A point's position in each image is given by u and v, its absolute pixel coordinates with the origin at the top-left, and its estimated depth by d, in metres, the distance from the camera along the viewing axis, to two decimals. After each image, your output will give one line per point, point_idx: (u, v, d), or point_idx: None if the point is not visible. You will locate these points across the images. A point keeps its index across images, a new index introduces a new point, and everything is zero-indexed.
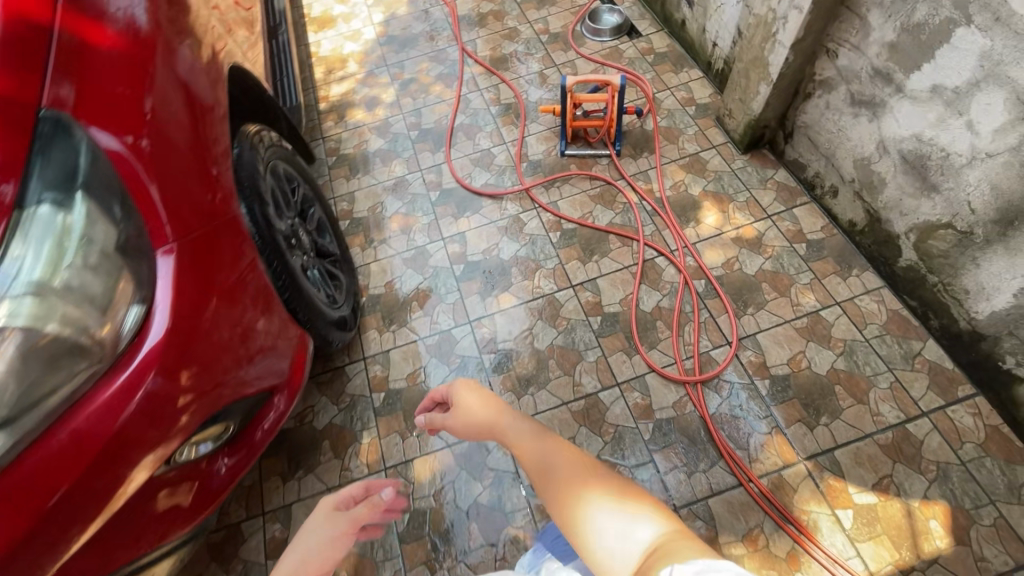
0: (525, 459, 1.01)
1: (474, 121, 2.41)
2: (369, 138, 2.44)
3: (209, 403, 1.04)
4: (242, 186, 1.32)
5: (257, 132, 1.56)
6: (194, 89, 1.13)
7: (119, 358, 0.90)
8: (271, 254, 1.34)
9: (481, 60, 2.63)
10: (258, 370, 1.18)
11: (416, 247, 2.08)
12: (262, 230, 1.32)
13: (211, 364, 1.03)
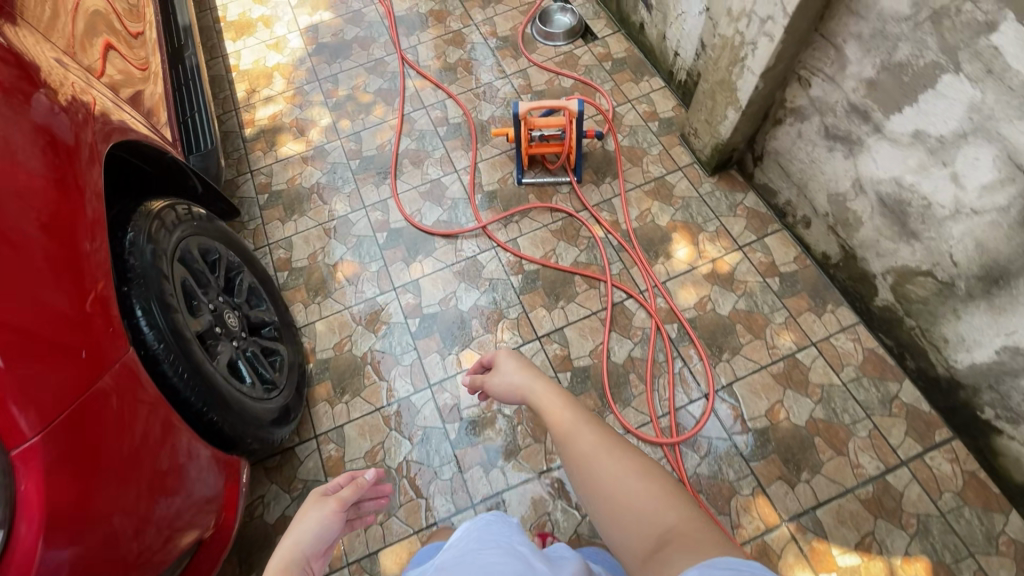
0: (557, 424, 1.03)
1: (421, 146, 2.20)
2: (304, 169, 2.18)
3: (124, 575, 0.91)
4: (140, 290, 1.11)
5: (161, 210, 1.33)
6: (48, 197, 0.97)
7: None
8: (188, 373, 1.15)
9: (424, 71, 2.38)
10: (182, 514, 1.05)
11: (365, 300, 1.89)
12: (173, 348, 1.13)
13: (121, 516, 0.91)
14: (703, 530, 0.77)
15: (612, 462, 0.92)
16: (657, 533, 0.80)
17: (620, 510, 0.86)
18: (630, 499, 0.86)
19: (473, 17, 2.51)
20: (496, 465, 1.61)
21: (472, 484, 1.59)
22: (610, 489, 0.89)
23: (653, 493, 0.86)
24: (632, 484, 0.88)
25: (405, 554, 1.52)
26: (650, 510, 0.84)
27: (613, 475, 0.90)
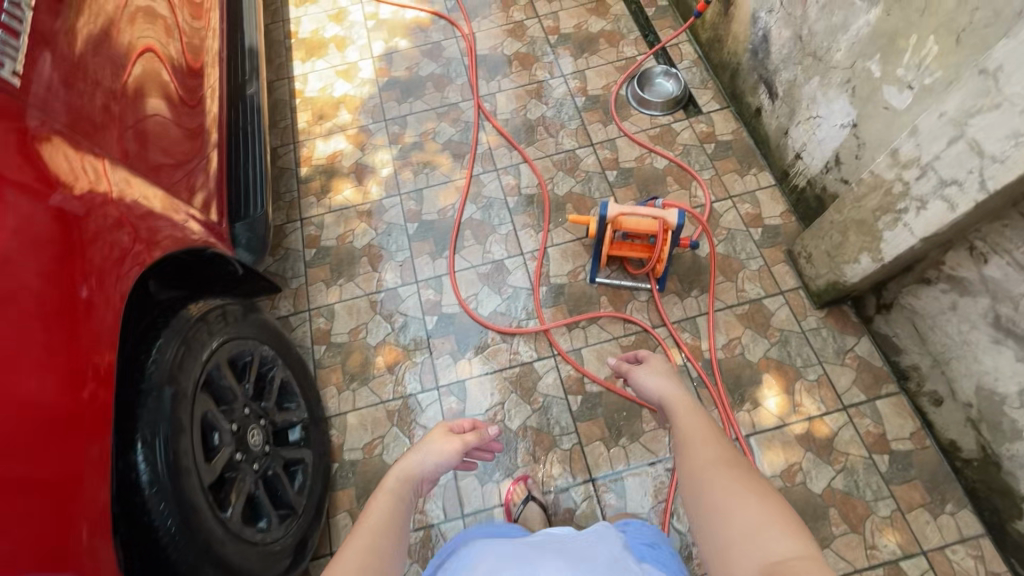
0: (686, 436, 1.02)
1: (487, 217, 1.98)
2: (358, 226, 2.01)
3: None
4: (149, 425, 0.98)
5: (196, 314, 1.19)
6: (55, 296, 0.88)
7: None
8: (180, 528, 0.99)
9: (500, 126, 2.15)
10: None
11: (404, 395, 1.71)
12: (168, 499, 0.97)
13: None
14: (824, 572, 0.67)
15: (738, 485, 0.84)
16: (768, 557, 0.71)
17: (731, 524, 0.78)
18: (743, 519, 0.78)
19: (562, 68, 2.25)
20: None
21: None
22: (728, 503, 0.82)
23: (770, 522, 0.76)
24: (745, 506, 0.80)
25: None
26: (759, 532, 0.75)
27: (730, 494, 0.83)
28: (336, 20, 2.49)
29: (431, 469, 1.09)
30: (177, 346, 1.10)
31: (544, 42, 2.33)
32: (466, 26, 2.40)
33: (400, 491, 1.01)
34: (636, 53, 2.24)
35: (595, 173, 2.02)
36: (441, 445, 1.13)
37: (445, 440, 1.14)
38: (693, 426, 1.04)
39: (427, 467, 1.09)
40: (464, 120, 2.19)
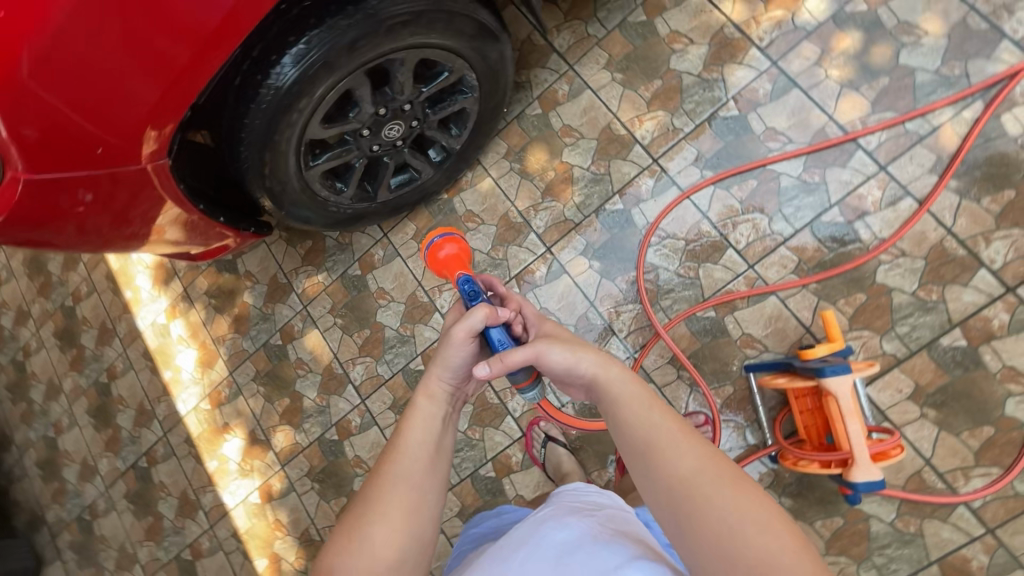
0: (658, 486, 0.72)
1: (787, 195, 1.40)
2: (699, 44, 1.49)
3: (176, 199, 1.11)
4: (324, 33, 1.00)
5: None
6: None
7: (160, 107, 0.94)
8: (278, 111, 1.07)
9: (975, 131, 1.28)
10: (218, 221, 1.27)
11: (525, 219, 1.60)
12: (297, 89, 1.05)
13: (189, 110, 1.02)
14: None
15: (598, 355, 0.81)
16: (687, 494, 0.68)
17: (700, 495, 0.67)
18: (664, 456, 0.71)
19: None
20: (396, 414, 1.68)
21: (375, 395, 1.71)
22: (629, 406, 0.76)
23: (792, 550, 0.63)
24: (765, 513, 0.65)
25: (317, 350, 1.78)
26: (794, 539, 0.64)
27: (726, 495, 0.66)
28: None
29: (453, 364, 0.86)
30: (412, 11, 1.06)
31: None
32: None
33: (435, 407, 0.87)
34: None
35: (944, 315, 1.27)
36: (449, 337, 0.85)
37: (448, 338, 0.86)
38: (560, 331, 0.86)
39: (452, 371, 0.87)
40: (966, 73, 1.31)
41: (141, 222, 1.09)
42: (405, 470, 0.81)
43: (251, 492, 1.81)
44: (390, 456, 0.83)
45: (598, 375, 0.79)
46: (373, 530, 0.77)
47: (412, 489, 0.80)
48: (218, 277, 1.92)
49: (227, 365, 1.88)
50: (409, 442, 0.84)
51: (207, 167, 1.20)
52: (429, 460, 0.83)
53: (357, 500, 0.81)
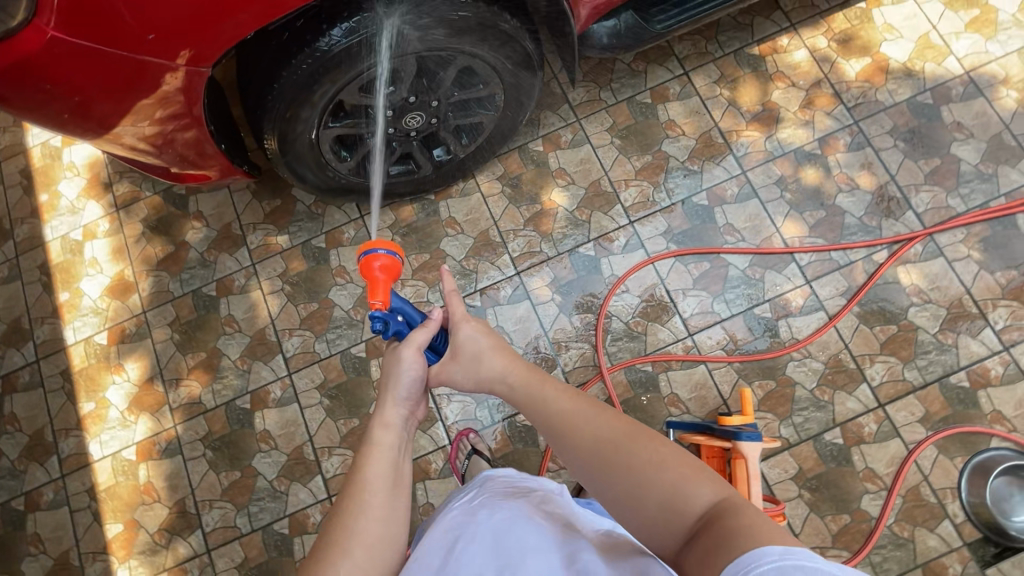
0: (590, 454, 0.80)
1: (731, 283, 1.61)
2: (690, 136, 1.71)
3: (160, 116, 1.10)
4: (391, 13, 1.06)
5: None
6: None
7: (191, 31, 0.97)
8: (321, 69, 1.09)
9: (878, 273, 1.57)
10: (187, 156, 1.24)
11: (503, 240, 1.68)
12: (345, 54, 1.08)
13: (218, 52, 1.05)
14: (763, 521, 0.65)
15: (506, 358, 0.93)
16: (598, 459, 0.79)
17: (609, 458, 0.78)
18: (572, 431, 0.83)
19: (1015, 347, 1.51)
20: (322, 396, 1.62)
21: (304, 371, 1.63)
22: (535, 396, 0.89)
23: (686, 477, 0.74)
24: (660, 454, 0.76)
25: (254, 312, 1.69)
26: (692, 468, 0.75)
27: (628, 450, 0.78)
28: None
29: (404, 384, 0.90)
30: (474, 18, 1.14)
31: None
32: None
33: (391, 435, 0.87)
34: None
35: (831, 415, 1.50)
36: (397, 355, 0.91)
37: (394, 355, 0.91)
38: (472, 336, 0.95)
39: (403, 397, 0.90)
40: (882, 226, 1.61)
41: (120, 117, 1.07)
42: (366, 504, 0.80)
43: (127, 446, 1.62)
44: (351, 492, 0.82)
45: (504, 377, 0.92)
46: (342, 567, 0.76)
47: (374, 522, 0.80)
48: (161, 209, 1.78)
49: (143, 302, 1.72)
50: (369, 476, 0.83)
51: (214, 98, 1.19)
52: (388, 493, 0.82)
53: (321, 537, 0.80)
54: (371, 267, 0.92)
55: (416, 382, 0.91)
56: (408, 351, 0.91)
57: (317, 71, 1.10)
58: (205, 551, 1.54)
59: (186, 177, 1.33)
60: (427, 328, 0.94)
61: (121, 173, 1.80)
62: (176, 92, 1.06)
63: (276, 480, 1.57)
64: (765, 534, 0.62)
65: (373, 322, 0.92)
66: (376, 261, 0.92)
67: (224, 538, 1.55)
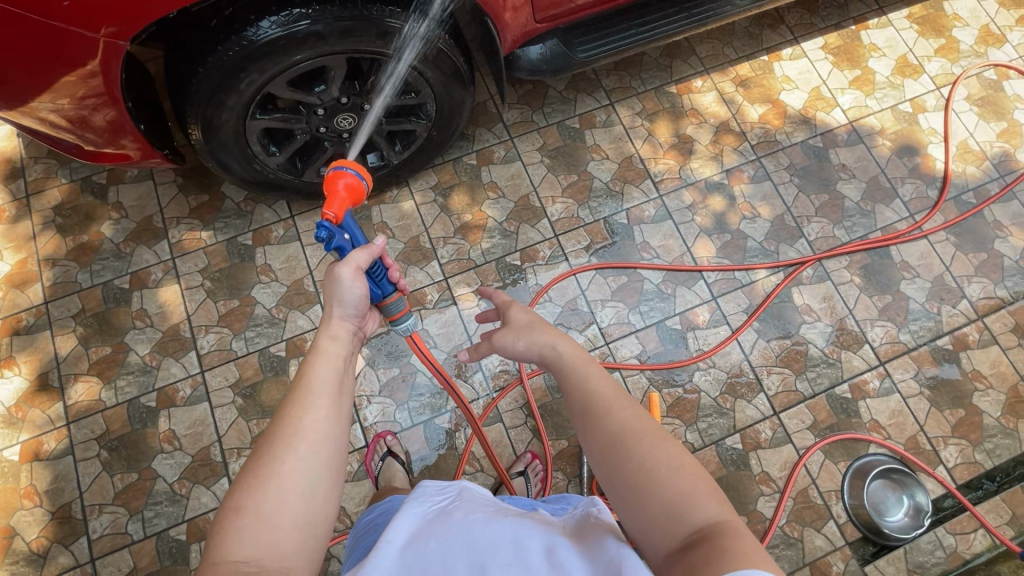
0: (603, 439, 0.69)
1: (646, 296, 1.71)
2: (613, 160, 1.84)
3: (82, 92, 1.11)
4: (321, 13, 1.13)
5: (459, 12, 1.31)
6: None
7: (117, 12, 1.00)
8: (247, 59, 1.15)
9: (775, 292, 1.73)
10: (113, 136, 1.24)
11: (432, 247, 1.72)
12: (272, 45, 1.14)
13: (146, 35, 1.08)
14: (763, 555, 0.56)
15: (556, 333, 0.84)
16: (614, 443, 0.68)
17: (627, 445, 0.68)
18: (601, 412, 0.72)
19: (890, 362, 1.68)
20: (235, 395, 1.57)
21: (218, 369, 1.58)
22: (569, 367, 0.79)
23: (701, 491, 0.63)
24: (679, 457, 0.66)
25: (168, 307, 1.63)
26: (706, 483, 0.64)
27: (648, 445, 0.67)
28: (897, 71, 1.99)
29: (346, 301, 0.85)
30: (404, 26, 1.21)
31: (931, 333, 1.71)
32: (930, 226, 1.82)
33: (338, 346, 0.82)
34: (943, 462, 1.59)
35: (731, 421, 1.61)
36: (335, 275, 0.85)
37: (331, 278, 0.85)
38: (521, 315, 0.90)
39: (347, 310, 0.85)
40: (780, 250, 1.78)
41: (36, 90, 1.07)
42: (313, 403, 0.73)
43: (9, 445, 1.49)
44: (295, 395, 0.74)
45: (555, 345, 0.82)
46: (287, 461, 0.68)
47: (323, 419, 0.72)
48: (77, 198, 1.71)
49: (46, 292, 1.62)
50: (315, 379, 0.76)
51: (134, 81, 1.21)
52: (334, 395, 0.75)
53: (262, 441, 0.71)
54: (336, 184, 0.95)
55: (363, 299, 0.87)
56: (347, 271, 0.86)
57: (242, 61, 1.15)
58: (87, 561, 1.42)
59: (113, 157, 1.32)
60: (368, 249, 0.89)
61: (36, 158, 1.73)
62: (99, 72, 1.08)
63: (176, 483, 1.49)
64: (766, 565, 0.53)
65: (319, 228, 0.89)
66: (341, 181, 0.95)
67: (111, 546, 1.44)
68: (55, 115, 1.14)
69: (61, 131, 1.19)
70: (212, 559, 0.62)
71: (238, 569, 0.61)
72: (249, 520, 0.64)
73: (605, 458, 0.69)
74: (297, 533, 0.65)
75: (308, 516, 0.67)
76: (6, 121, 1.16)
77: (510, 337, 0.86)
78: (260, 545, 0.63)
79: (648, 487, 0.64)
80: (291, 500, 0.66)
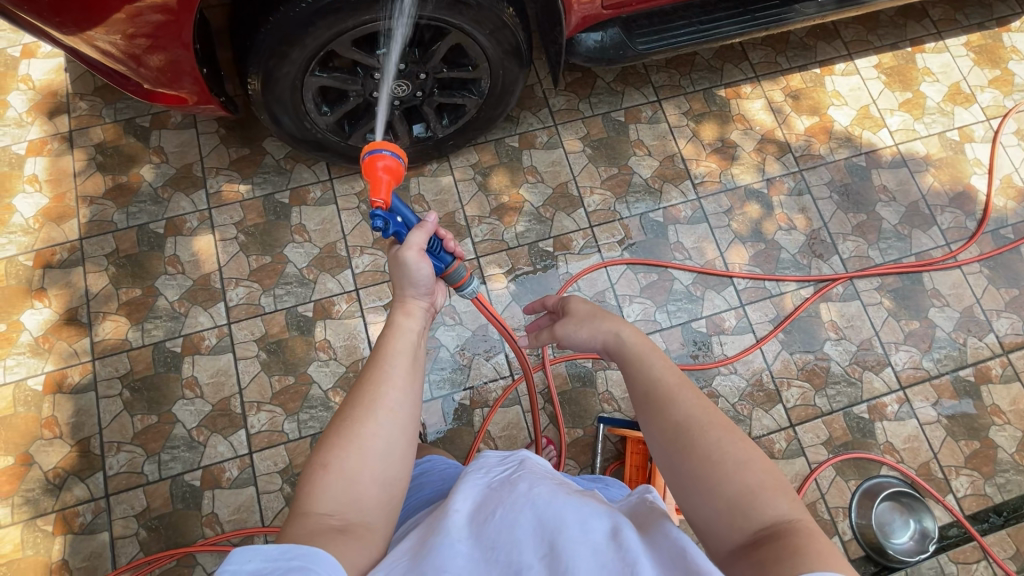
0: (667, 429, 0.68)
1: (675, 296, 1.71)
2: (655, 158, 1.83)
3: (143, 25, 1.10)
4: None
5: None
6: None
7: None
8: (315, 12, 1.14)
9: (803, 305, 1.72)
10: (169, 74, 1.23)
11: (467, 225, 1.72)
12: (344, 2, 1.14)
13: None
14: (839, 558, 0.54)
15: (619, 320, 0.83)
16: (680, 433, 0.67)
17: (691, 434, 0.66)
18: (665, 400, 0.71)
19: (910, 388, 1.68)
20: (260, 350, 1.58)
21: (245, 323, 1.59)
22: (632, 354, 0.78)
23: (769, 487, 0.61)
24: (749, 453, 0.64)
25: (200, 256, 1.64)
26: (774, 480, 0.62)
27: (716, 438, 0.65)
28: (948, 97, 1.97)
29: (414, 281, 0.83)
30: None
31: (954, 363, 1.71)
32: (964, 257, 1.81)
33: (413, 322, 0.81)
34: (953, 491, 1.60)
35: (747, 428, 1.61)
36: (399, 259, 0.84)
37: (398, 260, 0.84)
38: (580, 305, 0.90)
39: (418, 287, 0.84)
40: (811, 265, 1.78)
41: (90, 23, 1.07)
42: (390, 374, 0.72)
43: (34, 375, 1.51)
44: (373, 365, 0.74)
45: (617, 331, 0.81)
46: (367, 425, 0.68)
47: (399, 388, 0.72)
48: (119, 138, 1.71)
49: (81, 229, 1.63)
50: (391, 352, 0.76)
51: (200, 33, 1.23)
52: (410, 368, 0.75)
53: (342, 406, 0.71)
54: (375, 166, 0.89)
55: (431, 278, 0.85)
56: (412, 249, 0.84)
57: (311, 12, 1.14)
58: (102, 496, 1.44)
59: (165, 99, 1.31)
60: (424, 231, 0.87)
61: (82, 94, 1.73)
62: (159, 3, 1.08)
63: (195, 429, 1.51)
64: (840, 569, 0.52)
65: (375, 222, 0.88)
66: (380, 161, 0.89)
67: (125, 485, 1.45)
68: (114, 48, 1.14)
69: (117, 65, 1.19)
70: (300, 512, 0.63)
71: (326, 523, 0.62)
72: (334, 478, 0.64)
73: (668, 448, 0.67)
74: (376, 494, 0.65)
75: (386, 477, 0.67)
76: (61, 47, 1.18)
77: (571, 326, 0.87)
78: (344, 503, 0.63)
79: (711, 479, 0.63)
80: (370, 461, 0.66)
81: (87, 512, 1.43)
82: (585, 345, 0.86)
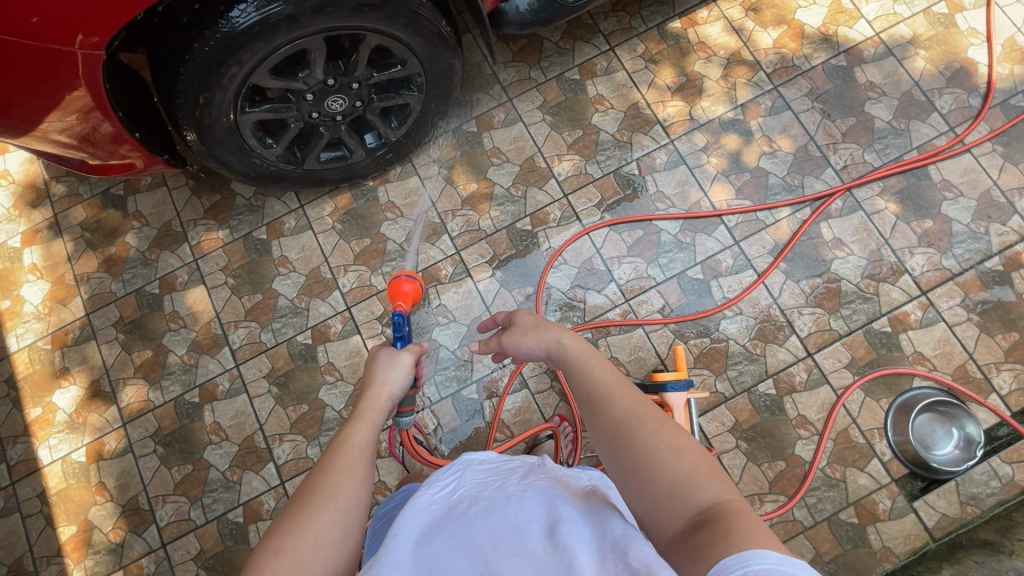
0: (609, 428, 0.75)
1: (664, 248, 1.66)
2: (620, 110, 1.75)
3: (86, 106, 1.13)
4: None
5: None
6: None
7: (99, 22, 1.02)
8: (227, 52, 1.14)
9: (802, 228, 1.64)
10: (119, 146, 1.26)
11: (442, 221, 1.70)
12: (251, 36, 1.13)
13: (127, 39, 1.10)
14: (764, 526, 0.61)
15: (562, 327, 0.88)
16: (620, 429, 0.74)
17: (630, 430, 0.74)
18: (606, 400, 0.78)
19: (933, 291, 1.58)
20: (271, 385, 1.63)
21: (251, 362, 1.65)
22: (573, 357, 0.83)
23: (703, 471, 0.69)
24: (682, 442, 0.72)
25: (197, 307, 1.70)
26: (706, 465, 0.70)
27: (652, 430, 0.73)
28: None
29: (396, 381, 0.88)
30: None
31: (977, 256, 1.60)
32: (973, 139, 1.67)
33: (379, 415, 0.84)
34: (996, 390, 1.52)
35: (762, 367, 1.56)
36: (392, 361, 0.89)
37: (393, 357, 0.90)
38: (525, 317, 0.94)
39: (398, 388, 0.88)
40: (803, 185, 1.68)
41: (40, 114, 1.09)
42: (353, 462, 0.77)
43: (76, 448, 1.61)
44: (333, 456, 0.78)
45: (560, 339, 0.86)
46: (325, 514, 0.72)
47: (359, 480, 0.76)
48: (100, 212, 1.77)
49: (85, 305, 1.71)
50: (354, 444, 0.79)
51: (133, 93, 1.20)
52: (371, 459, 0.79)
53: (299, 494, 0.74)
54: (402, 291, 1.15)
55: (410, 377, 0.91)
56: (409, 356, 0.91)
57: (223, 52, 1.14)
58: (159, 547, 1.54)
59: (114, 167, 1.33)
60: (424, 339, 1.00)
61: (57, 177, 1.80)
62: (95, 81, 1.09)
63: (228, 470, 1.58)
64: (767, 540, 0.59)
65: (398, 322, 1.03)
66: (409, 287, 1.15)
67: (178, 532, 1.55)
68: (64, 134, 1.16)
69: (70, 149, 1.21)
70: None
71: None
72: (287, 563, 0.67)
73: (611, 447, 0.75)
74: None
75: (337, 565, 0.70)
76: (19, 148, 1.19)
77: (517, 335, 0.91)
78: None
79: (651, 472, 0.70)
80: (323, 550, 0.69)
81: (151, 562, 1.53)
82: (529, 353, 0.90)
